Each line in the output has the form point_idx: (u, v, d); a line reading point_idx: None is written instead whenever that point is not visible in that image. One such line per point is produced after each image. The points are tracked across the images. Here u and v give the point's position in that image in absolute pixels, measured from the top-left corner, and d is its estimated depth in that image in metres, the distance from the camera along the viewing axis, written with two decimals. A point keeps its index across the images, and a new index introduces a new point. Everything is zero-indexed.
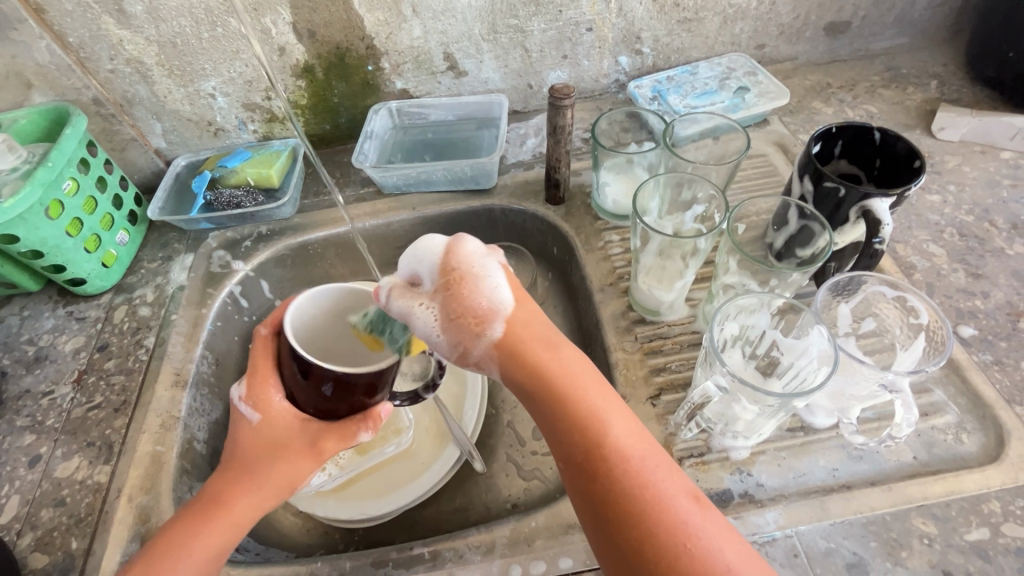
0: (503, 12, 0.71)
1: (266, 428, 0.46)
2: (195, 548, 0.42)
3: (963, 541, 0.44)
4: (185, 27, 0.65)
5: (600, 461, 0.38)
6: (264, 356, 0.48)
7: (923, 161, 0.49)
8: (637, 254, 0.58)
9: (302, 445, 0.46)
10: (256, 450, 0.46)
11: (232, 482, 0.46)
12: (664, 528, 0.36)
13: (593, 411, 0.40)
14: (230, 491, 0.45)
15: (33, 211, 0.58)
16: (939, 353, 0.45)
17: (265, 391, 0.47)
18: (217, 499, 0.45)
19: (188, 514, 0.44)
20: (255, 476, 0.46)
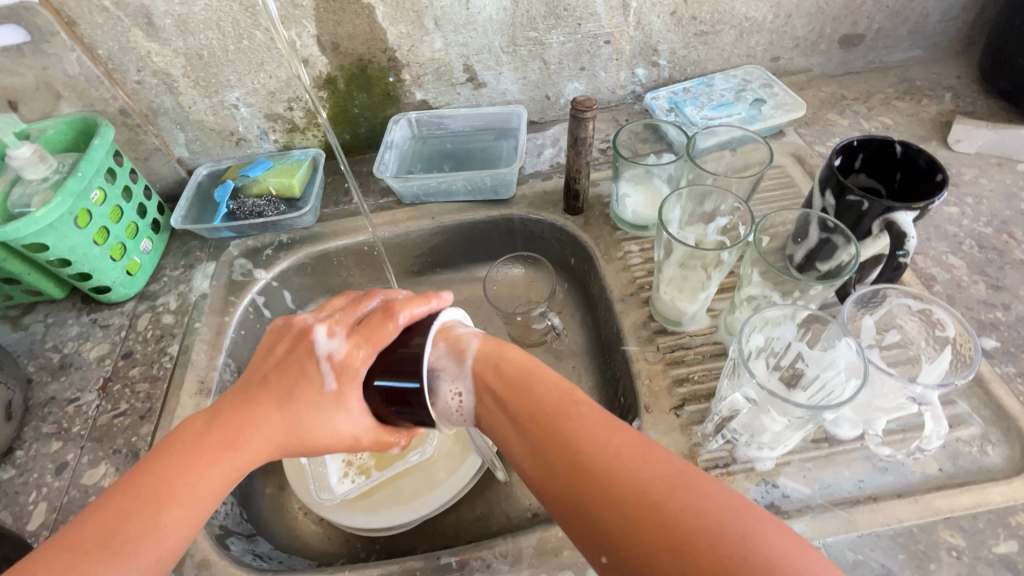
0: (523, 25, 0.72)
1: (326, 395, 0.46)
2: (200, 494, 0.42)
3: (991, 553, 0.44)
4: (212, 40, 0.66)
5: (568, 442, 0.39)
6: (382, 333, 0.46)
7: (946, 175, 0.49)
8: (659, 265, 0.58)
9: (343, 428, 0.46)
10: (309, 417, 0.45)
11: (261, 428, 0.45)
12: (650, 487, 0.35)
13: (558, 403, 0.42)
14: (254, 439, 0.44)
15: (63, 220, 0.59)
16: (967, 367, 0.45)
17: (350, 363, 0.46)
18: (240, 441, 0.44)
19: (204, 442, 0.44)
20: (283, 435, 0.45)
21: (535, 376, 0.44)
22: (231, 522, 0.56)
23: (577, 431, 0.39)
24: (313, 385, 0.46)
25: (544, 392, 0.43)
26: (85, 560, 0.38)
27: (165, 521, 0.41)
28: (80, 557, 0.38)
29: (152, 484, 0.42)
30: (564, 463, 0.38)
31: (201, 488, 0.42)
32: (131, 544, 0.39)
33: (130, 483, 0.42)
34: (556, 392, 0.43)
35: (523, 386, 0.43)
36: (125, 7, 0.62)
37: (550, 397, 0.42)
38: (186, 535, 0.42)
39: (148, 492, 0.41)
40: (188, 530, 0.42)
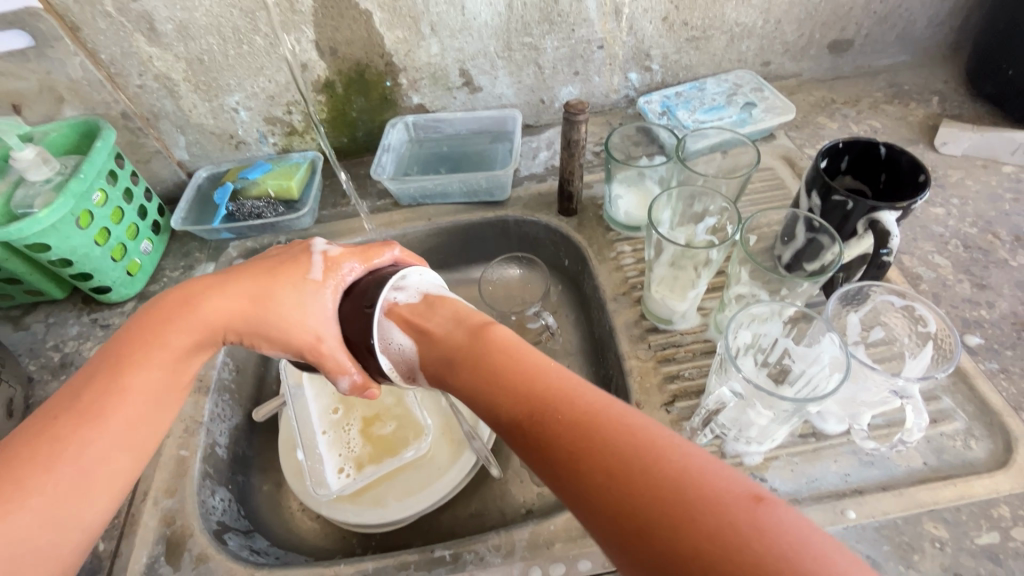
0: (518, 30, 0.73)
1: (289, 276, 0.50)
2: (161, 358, 0.45)
3: (974, 544, 0.45)
4: (212, 45, 0.68)
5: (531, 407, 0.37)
6: (375, 251, 0.53)
7: (928, 176, 0.51)
8: (651, 264, 0.59)
9: (309, 319, 0.48)
10: (281, 292, 0.49)
11: (216, 298, 0.48)
12: (610, 440, 0.33)
13: (524, 367, 0.40)
14: (209, 306, 0.48)
15: (65, 221, 0.60)
16: (948, 361, 0.46)
17: (338, 261, 0.51)
18: (198, 311, 0.47)
19: (177, 301, 0.48)
20: (240, 309, 0.48)
21: (495, 341, 0.43)
22: (229, 518, 0.57)
23: (540, 391, 0.38)
24: (278, 267, 0.51)
25: (513, 355, 0.41)
26: (58, 429, 0.41)
27: (129, 384, 0.43)
28: (54, 425, 0.41)
29: (114, 356, 0.45)
30: (530, 424, 0.37)
31: (160, 355, 0.45)
32: (99, 405, 0.42)
33: (91, 366, 0.45)
34: (522, 355, 0.41)
35: (490, 354, 0.42)
36: (128, 13, 0.64)
37: (518, 361, 0.41)
38: (151, 401, 0.44)
39: (108, 364, 0.44)
40: (152, 395, 0.44)
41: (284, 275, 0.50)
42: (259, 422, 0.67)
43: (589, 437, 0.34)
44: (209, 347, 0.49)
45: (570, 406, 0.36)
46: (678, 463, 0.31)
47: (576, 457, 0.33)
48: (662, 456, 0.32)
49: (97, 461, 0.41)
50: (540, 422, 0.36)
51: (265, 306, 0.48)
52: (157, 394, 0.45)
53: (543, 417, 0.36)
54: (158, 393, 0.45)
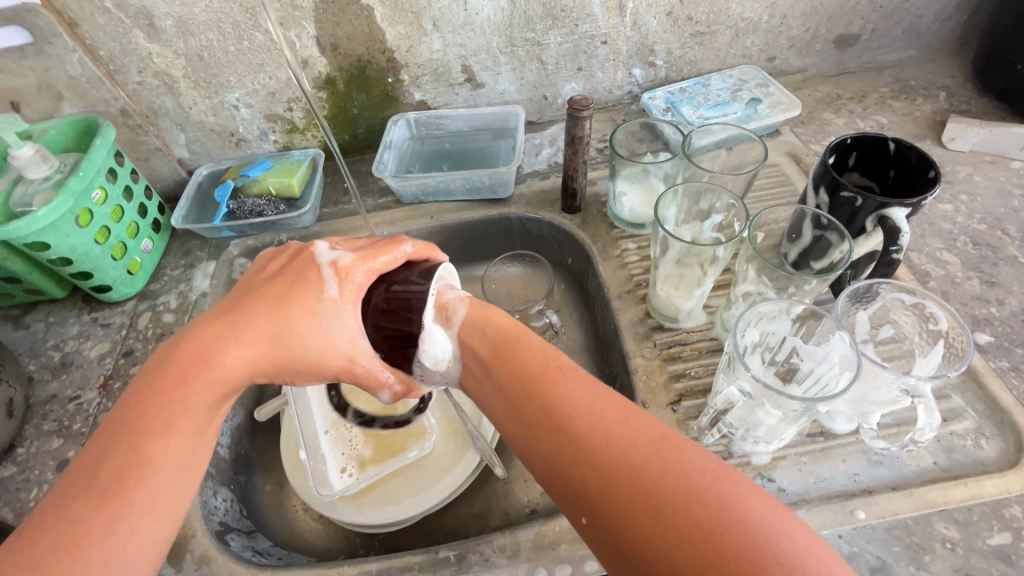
0: (520, 26, 0.72)
1: (305, 301, 0.46)
2: (184, 418, 0.41)
3: (985, 545, 0.44)
4: (212, 41, 0.67)
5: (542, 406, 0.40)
6: (387, 250, 0.50)
7: (938, 171, 0.50)
8: (656, 261, 0.58)
9: (337, 345, 0.46)
10: (302, 325, 0.46)
11: (232, 346, 0.44)
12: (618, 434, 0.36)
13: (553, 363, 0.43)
14: (226, 356, 0.44)
15: (64, 219, 0.59)
16: (959, 360, 0.46)
17: (350, 272, 0.48)
18: (216, 363, 0.43)
19: (184, 353, 0.43)
20: (263, 352, 0.45)
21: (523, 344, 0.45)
22: (232, 518, 0.57)
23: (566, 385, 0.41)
24: (291, 292, 0.47)
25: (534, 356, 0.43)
26: (80, 526, 0.36)
27: (158, 453, 0.40)
28: (77, 518, 0.36)
29: (128, 425, 0.40)
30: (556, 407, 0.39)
31: (186, 417, 0.41)
32: (127, 481, 0.38)
33: (101, 438, 0.40)
34: (542, 356, 0.43)
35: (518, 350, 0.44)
36: (127, 9, 0.63)
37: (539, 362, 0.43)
38: (185, 467, 0.41)
39: (123, 436, 0.39)
40: (183, 461, 0.41)
41: (300, 301, 0.46)
42: (261, 422, 0.67)
43: (598, 441, 0.36)
44: (231, 397, 0.45)
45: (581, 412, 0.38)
46: (684, 473, 0.34)
47: (584, 460, 0.36)
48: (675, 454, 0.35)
49: (139, 539, 0.37)
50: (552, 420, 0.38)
51: (292, 343, 0.45)
52: (189, 458, 0.41)
53: (555, 420, 0.38)
54: (189, 456, 0.41)
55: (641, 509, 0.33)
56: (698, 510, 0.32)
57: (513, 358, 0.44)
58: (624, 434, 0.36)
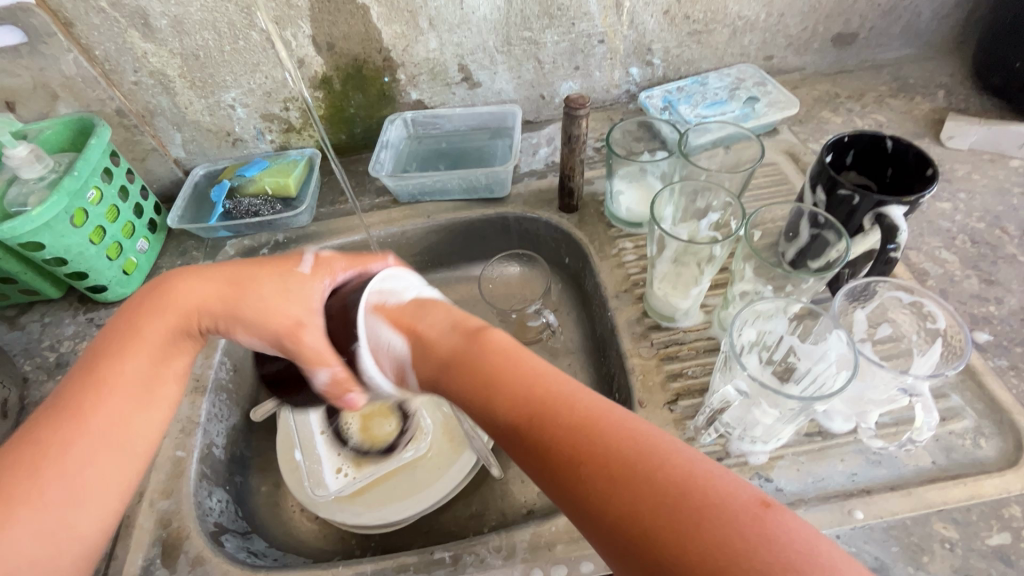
0: (517, 24, 0.72)
1: (273, 267, 0.51)
2: (144, 349, 0.48)
3: (985, 545, 0.44)
4: (207, 41, 0.67)
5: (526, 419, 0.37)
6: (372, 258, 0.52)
7: (935, 169, 0.50)
8: (653, 260, 0.58)
9: (288, 304, 0.49)
10: (262, 282, 0.50)
11: (192, 285, 0.50)
12: (598, 439, 0.34)
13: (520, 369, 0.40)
14: (186, 294, 0.49)
15: (59, 219, 0.59)
16: (958, 358, 0.46)
17: (327, 261, 0.52)
18: (178, 301, 0.49)
19: (156, 296, 0.50)
20: (217, 297, 0.49)
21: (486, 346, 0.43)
22: (227, 519, 0.56)
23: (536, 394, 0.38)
24: (263, 262, 0.52)
25: (506, 360, 0.41)
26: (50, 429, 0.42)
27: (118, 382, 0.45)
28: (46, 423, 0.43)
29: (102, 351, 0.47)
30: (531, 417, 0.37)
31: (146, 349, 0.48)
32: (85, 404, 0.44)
33: (82, 360, 0.47)
34: (509, 359, 0.41)
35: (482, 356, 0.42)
36: (122, 8, 0.63)
37: (513, 369, 0.40)
38: (141, 399, 0.46)
39: (95, 357, 0.46)
40: (137, 391, 0.46)
41: (267, 267, 0.51)
42: (257, 422, 0.66)
43: (588, 449, 0.34)
44: (191, 338, 0.51)
45: (570, 418, 0.36)
46: (677, 472, 0.32)
47: (573, 472, 0.34)
48: (658, 454, 0.33)
49: (87, 466, 0.42)
50: (538, 429, 0.36)
51: (244, 294, 0.49)
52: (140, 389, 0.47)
53: (536, 430, 0.36)
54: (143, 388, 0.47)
55: (636, 516, 0.31)
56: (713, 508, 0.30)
57: (479, 367, 0.41)
58: (616, 435, 0.34)
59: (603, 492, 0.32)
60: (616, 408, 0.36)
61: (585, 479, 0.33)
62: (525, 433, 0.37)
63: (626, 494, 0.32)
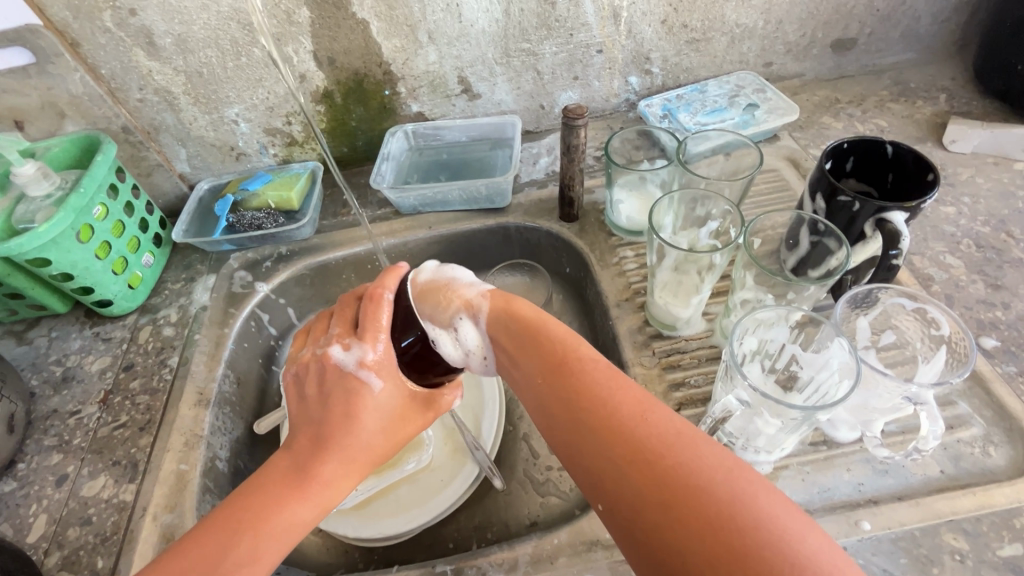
0: (515, 36, 0.73)
1: (363, 403, 0.46)
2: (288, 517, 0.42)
3: (996, 556, 0.43)
4: (211, 58, 0.68)
5: (571, 376, 0.41)
6: (375, 314, 0.49)
7: (937, 174, 0.49)
8: (653, 269, 0.58)
9: (396, 414, 0.48)
10: (367, 416, 0.46)
11: (333, 461, 0.44)
12: (635, 422, 0.37)
13: (571, 354, 0.43)
14: (332, 473, 0.44)
15: (65, 235, 0.60)
16: (963, 366, 0.45)
17: (380, 360, 0.48)
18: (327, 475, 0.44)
19: (282, 473, 0.44)
20: (372, 455, 0.47)
21: (549, 328, 0.45)
22: None
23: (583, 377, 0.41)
24: (349, 398, 0.46)
25: (566, 335, 0.44)
26: None
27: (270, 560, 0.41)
28: None
29: (235, 529, 0.40)
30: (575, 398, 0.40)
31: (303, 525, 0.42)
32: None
33: (208, 539, 0.40)
34: (560, 336, 0.44)
35: (541, 337, 0.45)
36: (127, 28, 0.64)
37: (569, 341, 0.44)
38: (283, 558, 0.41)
39: (241, 527, 0.40)
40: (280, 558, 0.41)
41: (357, 402, 0.46)
42: (260, 434, 0.66)
43: (618, 416, 0.38)
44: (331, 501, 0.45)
45: (612, 391, 0.39)
46: (709, 467, 0.34)
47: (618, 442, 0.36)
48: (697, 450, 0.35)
49: None
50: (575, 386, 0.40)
51: (361, 426, 0.46)
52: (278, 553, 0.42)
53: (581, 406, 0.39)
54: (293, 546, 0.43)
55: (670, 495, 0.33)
56: (717, 494, 0.32)
57: (536, 348, 0.44)
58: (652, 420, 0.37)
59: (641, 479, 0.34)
60: (654, 402, 0.39)
61: (610, 437, 0.37)
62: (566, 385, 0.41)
63: (641, 462, 0.35)
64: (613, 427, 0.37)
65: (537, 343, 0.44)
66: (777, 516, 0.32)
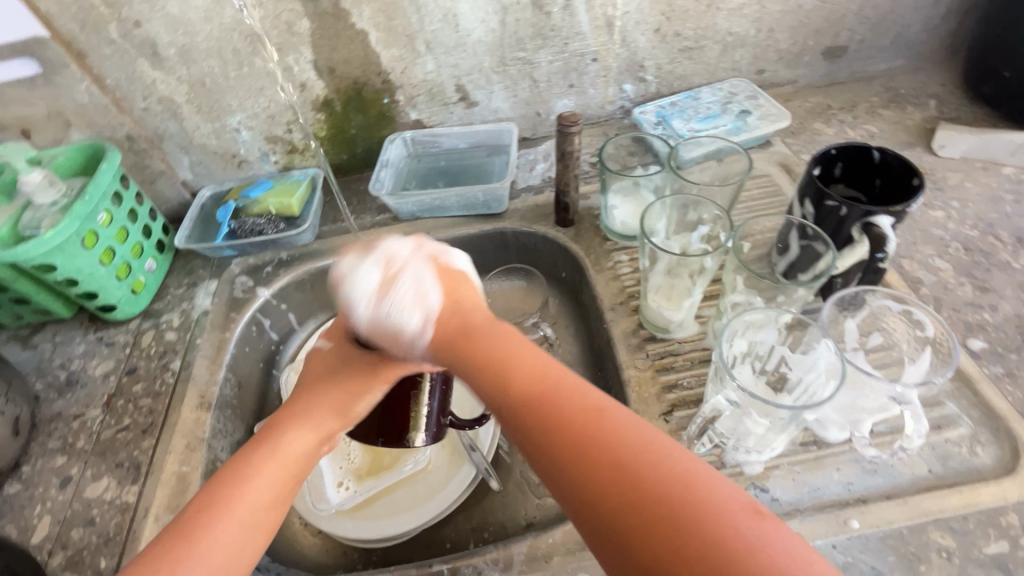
0: (511, 45, 0.74)
1: (315, 374, 0.50)
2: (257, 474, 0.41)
3: (982, 554, 0.44)
4: (213, 68, 0.69)
5: (526, 388, 0.38)
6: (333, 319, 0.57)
7: (922, 179, 0.50)
8: (646, 273, 0.59)
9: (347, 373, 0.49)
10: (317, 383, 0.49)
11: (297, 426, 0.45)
12: (596, 432, 0.34)
13: (527, 362, 0.40)
14: (295, 435, 0.45)
15: (71, 242, 0.61)
16: (946, 365, 0.46)
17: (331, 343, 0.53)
18: (276, 451, 0.43)
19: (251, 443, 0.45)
20: (334, 411, 0.47)
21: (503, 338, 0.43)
22: None
23: (542, 386, 0.38)
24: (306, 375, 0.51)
25: (518, 344, 0.42)
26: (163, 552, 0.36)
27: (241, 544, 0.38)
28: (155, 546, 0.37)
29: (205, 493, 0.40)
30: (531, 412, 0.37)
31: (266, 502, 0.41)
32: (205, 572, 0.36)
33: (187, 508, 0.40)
34: (514, 348, 0.41)
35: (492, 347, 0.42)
36: (132, 39, 0.65)
37: (519, 348, 0.41)
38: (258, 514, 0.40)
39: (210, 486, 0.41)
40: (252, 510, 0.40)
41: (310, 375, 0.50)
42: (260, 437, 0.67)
43: (576, 427, 0.35)
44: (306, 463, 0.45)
45: (570, 400, 0.37)
46: (676, 475, 0.32)
47: (580, 456, 0.34)
48: (662, 460, 0.33)
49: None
50: (539, 412, 0.37)
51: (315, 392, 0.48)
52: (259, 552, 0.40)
53: (537, 416, 0.37)
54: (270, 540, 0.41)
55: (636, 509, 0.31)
56: (684, 507, 0.30)
57: (489, 357, 0.41)
58: (621, 433, 0.34)
59: (605, 493, 0.32)
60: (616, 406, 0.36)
61: (569, 451, 0.34)
62: (526, 415, 0.37)
63: (622, 497, 0.32)
64: (574, 438, 0.35)
65: (494, 359, 0.41)
66: (748, 518, 0.30)
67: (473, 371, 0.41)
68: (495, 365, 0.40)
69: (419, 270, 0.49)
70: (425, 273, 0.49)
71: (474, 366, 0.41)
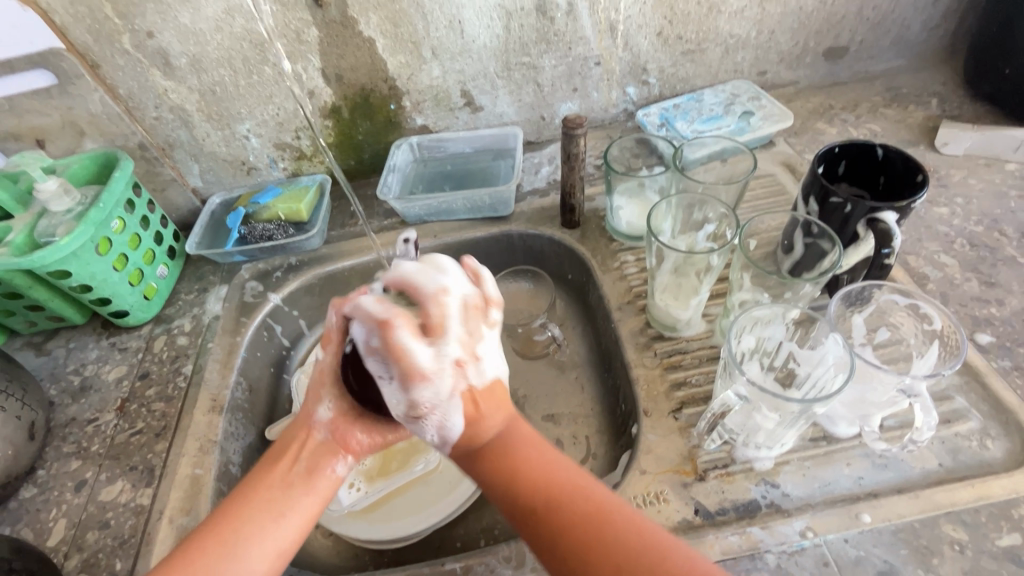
0: (516, 51, 0.75)
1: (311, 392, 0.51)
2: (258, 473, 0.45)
3: (995, 546, 0.44)
4: (224, 76, 0.71)
5: (543, 485, 0.41)
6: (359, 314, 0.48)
7: (926, 175, 0.51)
8: (653, 272, 0.60)
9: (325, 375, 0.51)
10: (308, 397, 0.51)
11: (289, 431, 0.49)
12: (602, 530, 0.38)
13: (546, 461, 0.43)
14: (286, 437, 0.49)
15: (85, 248, 0.62)
16: (955, 357, 0.46)
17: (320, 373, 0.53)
18: (273, 451, 0.48)
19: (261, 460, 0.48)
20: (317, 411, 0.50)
21: (525, 439, 0.45)
22: None
23: (558, 484, 0.41)
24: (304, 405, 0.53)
25: (535, 447, 0.44)
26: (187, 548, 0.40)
27: (270, 522, 0.42)
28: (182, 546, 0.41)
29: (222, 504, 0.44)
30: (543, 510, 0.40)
31: (274, 480, 0.45)
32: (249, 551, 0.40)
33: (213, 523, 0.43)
34: (535, 446, 0.44)
35: (513, 447, 0.44)
36: (144, 50, 0.67)
37: (534, 451, 0.44)
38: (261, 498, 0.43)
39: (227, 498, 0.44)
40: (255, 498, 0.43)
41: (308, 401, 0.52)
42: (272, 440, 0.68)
43: (583, 525, 0.38)
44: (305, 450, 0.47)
45: (581, 496, 0.40)
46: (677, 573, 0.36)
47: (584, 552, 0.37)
48: (663, 558, 0.36)
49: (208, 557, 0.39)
50: (553, 517, 0.39)
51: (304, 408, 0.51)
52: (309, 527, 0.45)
53: (548, 512, 0.39)
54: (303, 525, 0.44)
55: None
56: None
57: (512, 456, 0.43)
58: (626, 529, 0.38)
59: None
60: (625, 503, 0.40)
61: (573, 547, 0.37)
62: (537, 520, 0.39)
63: None
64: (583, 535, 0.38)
65: (511, 462, 0.43)
66: None
67: (491, 478, 0.43)
68: (513, 467, 0.43)
69: (451, 418, 0.44)
70: (457, 418, 0.44)
71: (490, 476, 0.43)
